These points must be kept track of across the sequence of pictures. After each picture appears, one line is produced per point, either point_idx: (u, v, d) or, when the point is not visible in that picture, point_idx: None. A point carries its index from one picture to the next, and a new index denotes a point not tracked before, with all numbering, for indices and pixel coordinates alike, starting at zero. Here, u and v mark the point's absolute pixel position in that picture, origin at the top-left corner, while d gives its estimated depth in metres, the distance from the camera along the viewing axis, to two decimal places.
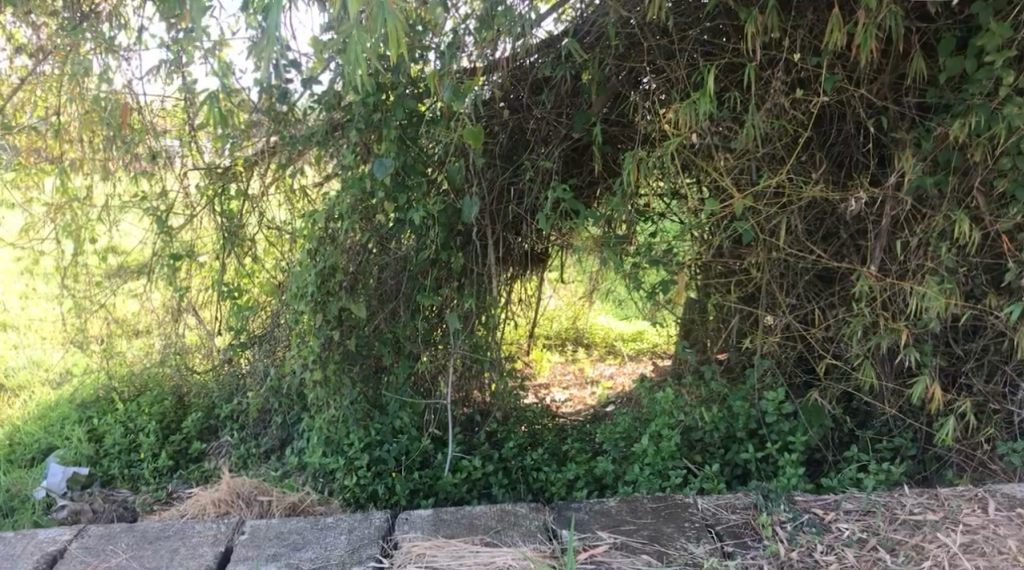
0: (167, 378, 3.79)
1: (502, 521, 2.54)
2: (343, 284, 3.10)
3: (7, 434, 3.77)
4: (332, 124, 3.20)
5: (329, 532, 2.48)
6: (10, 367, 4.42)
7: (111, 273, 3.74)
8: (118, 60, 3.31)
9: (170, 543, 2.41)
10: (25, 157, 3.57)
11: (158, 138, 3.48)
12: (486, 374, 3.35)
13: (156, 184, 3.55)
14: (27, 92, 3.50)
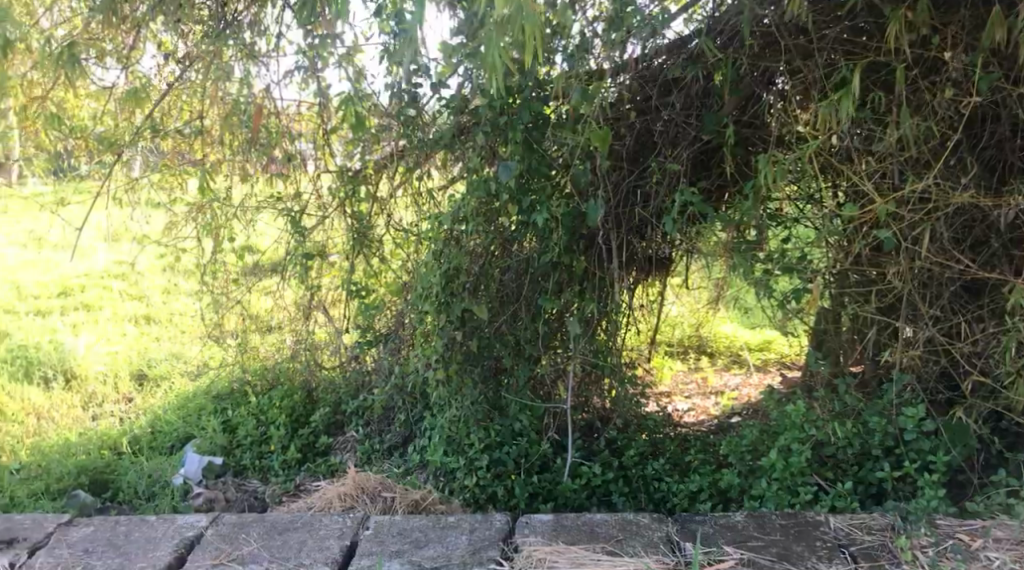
0: (297, 373, 3.94)
1: (624, 530, 2.49)
2: (466, 285, 3.12)
3: (150, 423, 3.98)
4: (460, 127, 3.21)
5: (450, 531, 2.50)
6: (153, 359, 4.74)
7: (247, 271, 3.88)
8: (258, 66, 3.43)
9: (298, 534, 2.47)
10: (171, 159, 3.76)
11: (293, 142, 3.60)
12: (607, 380, 3.31)
13: (290, 186, 3.68)
14: (174, 97, 3.63)
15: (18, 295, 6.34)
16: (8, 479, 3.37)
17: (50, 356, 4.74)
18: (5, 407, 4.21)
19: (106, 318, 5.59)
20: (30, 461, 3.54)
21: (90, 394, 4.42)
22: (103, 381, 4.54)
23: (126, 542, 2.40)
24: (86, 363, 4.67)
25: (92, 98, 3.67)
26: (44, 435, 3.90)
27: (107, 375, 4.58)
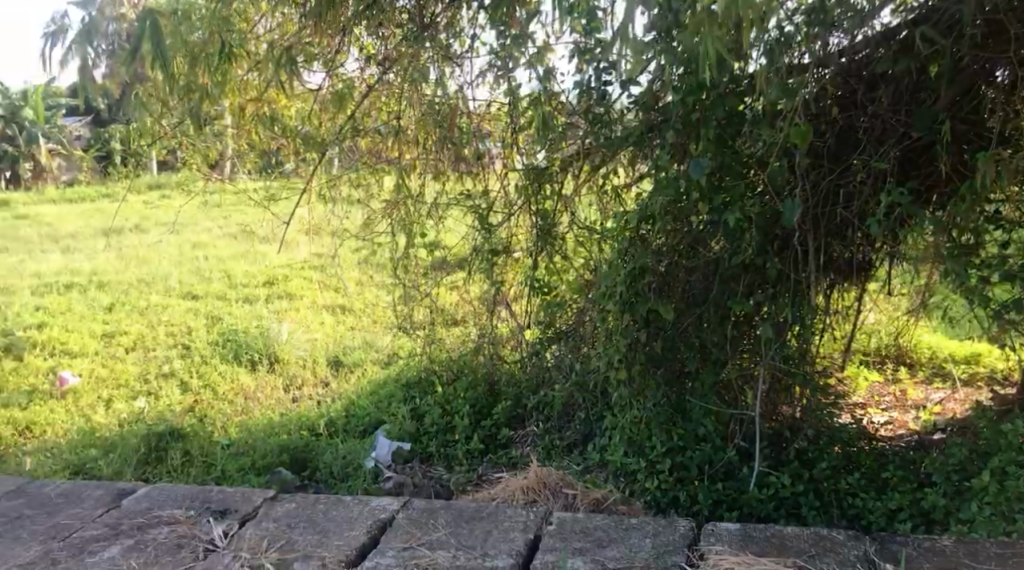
0: (480, 365, 4.00)
1: (817, 546, 2.38)
2: (653, 284, 3.04)
3: (344, 407, 4.20)
4: (649, 125, 3.14)
5: (634, 533, 2.47)
6: (348, 347, 5.05)
7: (436, 265, 3.99)
8: (452, 67, 3.53)
9: (483, 524, 2.52)
10: (369, 158, 3.93)
11: (481, 141, 3.67)
12: (797, 388, 3.18)
13: (479, 183, 3.76)
14: (374, 97, 3.80)
15: (230, 284, 6.86)
16: (219, 452, 3.64)
17: (257, 341, 5.10)
18: (217, 385, 4.55)
19: (308, 309, 6.01)
20: (238, 437, 3.79)
21: (291, 377, 4.71)
22: (303, 364, 4.87)
23: (325, 519, 2.53)
24: (288, 348, 5.04)
25: (300, 99, 3.89)
26: (250, 413, 4.19)
27: (306, 360, 4.93)
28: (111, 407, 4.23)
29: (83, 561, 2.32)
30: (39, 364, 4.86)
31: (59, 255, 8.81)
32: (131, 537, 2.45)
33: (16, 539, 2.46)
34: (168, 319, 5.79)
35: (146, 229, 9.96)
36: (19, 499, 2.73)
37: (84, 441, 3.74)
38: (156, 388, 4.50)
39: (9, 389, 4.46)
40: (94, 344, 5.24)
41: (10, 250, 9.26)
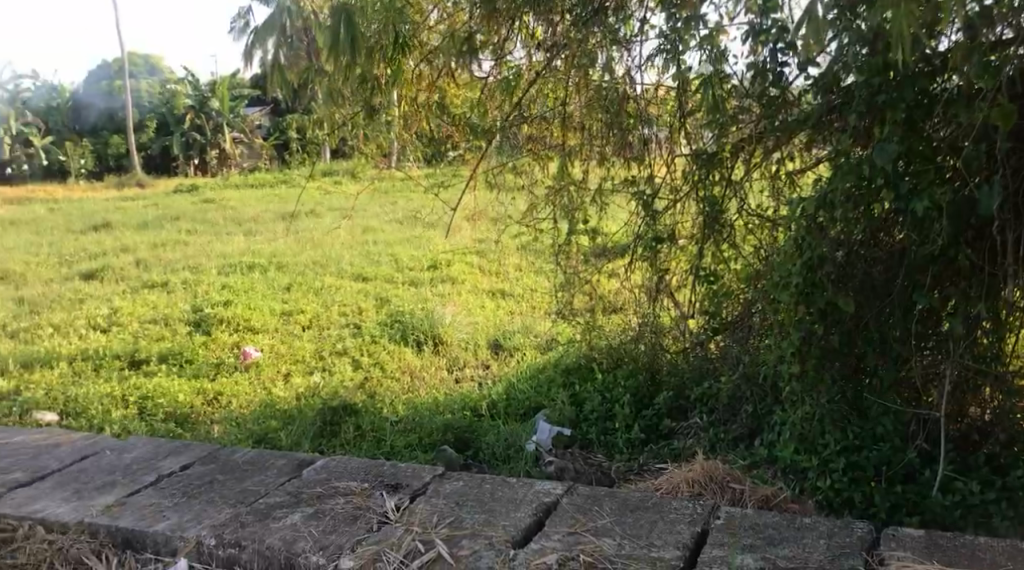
0: (641, 355, 3.96)
1: (1012, 560, 2.22)
2: (832, 275, 2.87)
3: (506, 390, 4.25)
4: (828, 107, 2.96)
5: (807, 533, 2.38)
6: (509, 332, 5.13)
7: (597, 253, 3.93)
8: (620, 51, 3.46)
9: (649, 515, 2.49)
10: (535, 145, 3.94)
11: (644, 126, 3.65)
12: (987, 388, 2.96)
13: (645, 168, 3.66)
14: (541, 85, 3.77)
15: (396, 267, 7.10)
16: (388, 428, 3.76)
17: (422, 323, 5.25)
18: (385, 364, 4.72)
19: (470, 293, 6.14)
20: (405, 414, 3.91)
21: (454, 358, 4.82)
22: (465, 346, 4.98)
23: (491, 500, 2.57)
24: (450, 330, 5.17)
25: (468, 88, 3.94)
26: (416, 392, 4.31)
27: (468, 342, 5.04)
28: (288, 382, 4.46)
29: (268, 526, 2.45)
30: (225, 338, 5.18)
31: (242, 237, 9.39)
32: (310, 506, 2.57)
33: (209, 501, 2.63)
34: (339, 300, 6.05)
35: (319, 214, 10.46)
36: (210, 464, 2.91)
37: (266, 413, 3.96)
38: (329, 365, 4.71)
39: (198, 361, 4.78)
40: (272, 322, 5.54)
41: (198, 232, 9.94)
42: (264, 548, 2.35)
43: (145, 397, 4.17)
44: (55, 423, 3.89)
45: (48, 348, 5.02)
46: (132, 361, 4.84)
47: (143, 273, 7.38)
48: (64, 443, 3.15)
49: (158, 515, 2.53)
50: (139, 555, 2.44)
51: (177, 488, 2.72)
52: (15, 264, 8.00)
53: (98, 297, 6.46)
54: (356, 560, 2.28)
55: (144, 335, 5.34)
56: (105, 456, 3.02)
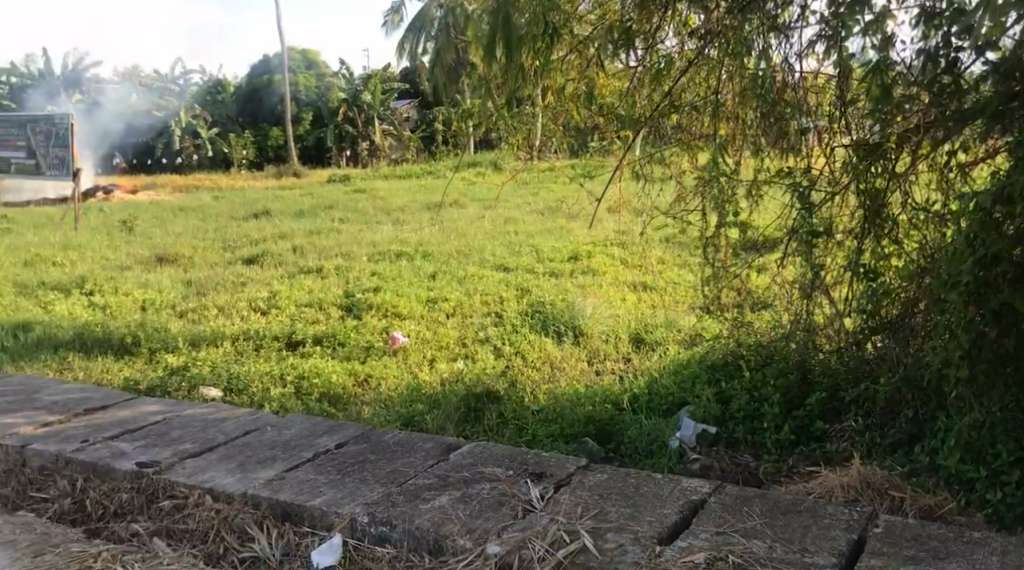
0: (792, 352, 3.77)
1: None
2: (1008, 274, 2.62)
3: (648, 385, 4.18)
4: (1010, 94, 2.74)
5: (977, 549, 2.23)
6: (652, 325, 5.08)
7: (748, 246, 3.80)
8: (779, 38, 3.32)
9: (802, 519, 2.40)
10: (687, 134, 3.86)
11: (800, 117, 3.51)
12: None
13: (802, 160, 3.54)
14: (694, 74, 3.70)
15: (538, 258, 7.14)
16: (530, 417, 3.78)
17: (563, 314, 5.27)
18: (527, 353, 4.75)
19: (612, 285, 6.10)
20: (548, 404, 3.92)
21: (596, 351, 4.79)
22: (607, 339, 4.95)
23: (635, 494, 2.55)
24: (591, 322, 5.15)
25: (618, 78, 3.89)
26: (557, 382, 4.31)
27: (610, 334, 5.01)
28: (434, 367, 4.56)
29: (418, 507, 2.51)
30: (375, 324, 5.35)
31: (390, 226, 9.68)
32: (458, 490, 2.62)
33: (362, 479, 2.72)
34: (483, 289, 6.14)
35: (463, 204, 10.66)
36: (363, 444, 3.02)
37: (413, 396, 4.07)
38: (473, 352, 4.80)
39: (350, 344, 4.97)
40: (419, 309, 5.68)
41: (349, 221, 10.31)
42: (413, 528, 2.41)
43: (301, 377, 4.37)
44: (220, 398, 4.11)
45: (214, 328, 5.33)
46: (289, 342, 5.06)
47: (299, 259, 7.72)
48: (230, 417, 3.34)
49: (315, 490, 2.64)
50: (297, 527, 2.54)
51: (332, 465, 2.83)
52: (184, 248, 8.53)
53: (258, 281, 6.80)
54: (502, 546, 2.29)
55: (301, 318, 5.58)
56: (267, 432, 3.17)
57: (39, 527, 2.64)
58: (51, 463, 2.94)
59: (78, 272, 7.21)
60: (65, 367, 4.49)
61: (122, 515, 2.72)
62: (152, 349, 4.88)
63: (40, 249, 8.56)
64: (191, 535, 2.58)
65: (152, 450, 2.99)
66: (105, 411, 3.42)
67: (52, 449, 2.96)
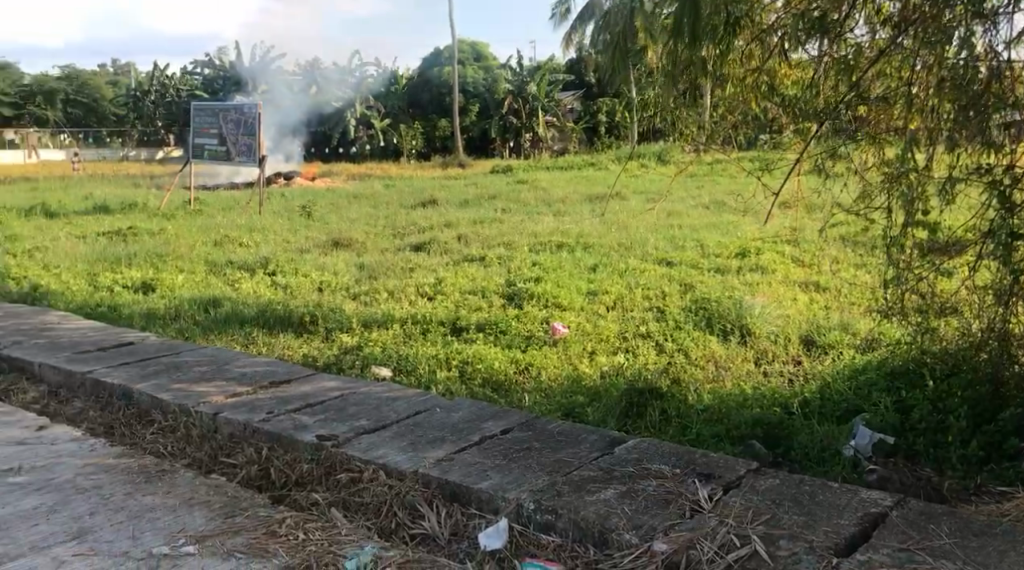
0: (983, 363, 3.54)
1: None
2: None
3: (819, 390, 4.00)
4: None
5: None
6: (824, 328, 4.87)
7: (940, 247, 3.54)
8: (984, 25, 3.04)
9: (997, 542, 2.24)
10: (872, 127, 3.58)
11: (1002, 111, 3.11)
12: None
13: (1003, 157, 3.21)
14: (885, 64, 3.41)
15: (703, 253, 7.00)
16: (695, 416, 3.69)
17: (730, 312, 5.13)
18: (690, 351, 4.65)
19: (782, 284, 5.89)
20: (713, 403, 3.82)
21: (763, 351, 4.64)
22: (775, 340, 4.78)
23: (811, 502, 2.45)
24: (759, 321, 4.99)
25: (801, 68, 3.69)
26: (722, 381, 4.19)
27: (779, 335, 4.84)
28: (595, 360, 4.55)
29: (583, 498, 2.52)
30: (537, 313, 5.39)
31: (553, 217, 9.75)
32: (624, 484, 2.60)
33: (528, 466, 2.75)
34: (645, 283, 6.07)
35: (627, 197, 10.62)
36: (528, 431, 3.05)
37: (575, 387, 4.07)
38: (634, 347, 4.75)
39: (513, 332, 5.03)
40: (581, 301, 5.68)
41: (512, 211, 10.45)
42: (579, 519, 2.42)
43: (466, 362, 4.46)
44: (390, 377, 4.26)
45: (384, 311, 5.53)
46: (453, 328, 5.18)
47: (463, 247, 7.90)
48: (401, 397, 3.46)
49: (482, 474, 2.69)
50: (465, 509, 2.60)
51: (499, 450, 2.88)
52: (356, 233, 8.90)
53: (425, 268, 6.99)
54: (669, 544, 2.27)
55: (465, 304, 5.71)
56: (436, 413, 3.26)
57: (230, 491, 2.82)
58: (240, 431, 3.14)
59: (261, 253, 7.66)
60: (250, 342, 4.77)
61: (302, 484, 2.86)
62: (328, 329, 5.11)
63: (228, 230, 9.14)
64: (366, 508, 2.68)
65: (330, 424, 3.13)
66: (287, 385, 3.62)
67: (242, 418, 3.16)
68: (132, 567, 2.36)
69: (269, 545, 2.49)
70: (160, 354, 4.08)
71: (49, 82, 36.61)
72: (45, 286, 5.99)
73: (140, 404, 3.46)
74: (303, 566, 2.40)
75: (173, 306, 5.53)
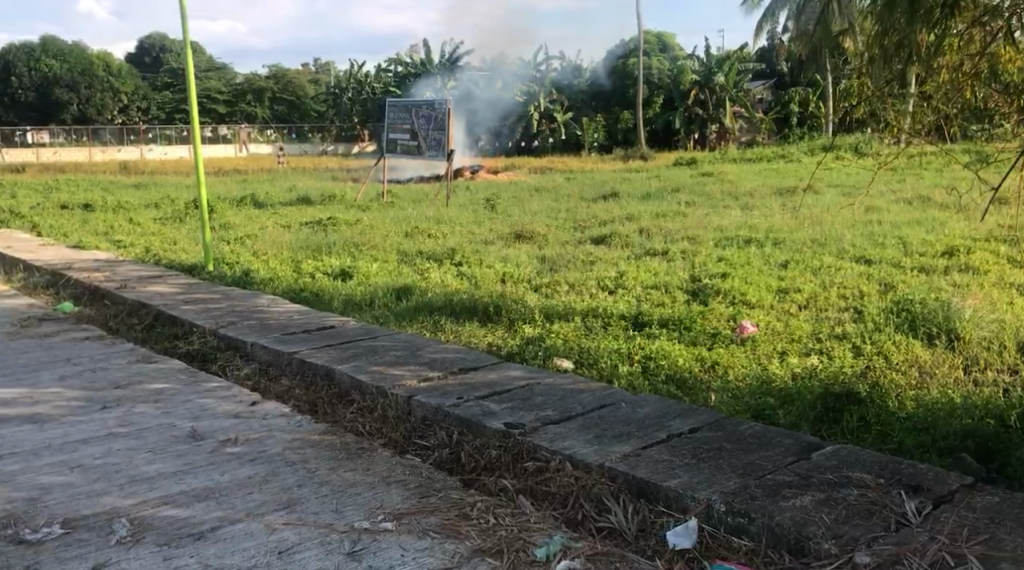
0: None
1: None
2: None
3: None
4: None
5: None
6: None
7: None
8: None
9: None
10: None
11: None
12: None
13: None
14: None
15: (905, 251, 6.58)
16: (898, 424, 3.47)
17: (936, 315, 4.80)
18: (890, 354, 4.39)
19: (996, 287, 5.45)
20: (918, 412, 3.59)
21: (974, 358, 4.31)
22: (988, 346, 4.43)
23: None
24: (970, 325, 4.64)
25: None
26: (926, 388, 3.93)
27: (992, 341, 4.47)
28: (785, 361, 4.38)
29: (778, 503, 2.43)
30: (723, 310, 5.25)
31: (740, 211, 9.48)
32: (822, 491, 2.49)
33: (718, 467, 2.68)
34: (841, 282, 5.78)
35: (820, 191, 10.17)
36: (718, 431, 2.98)
37: (764, 389, 3.93)
38: (828, 349, 4.53)
39: (699, 329, 4.93)
40: (770, 299, 5.49)
41: (698, 204, 10.25)
42: (774, 525, 2.34)
43: (649, 357, 4.41)
44: (572, 369, 4.28)
45: (566, 303, 5.57)
46: (635, 322, 5.13)
47: (646, 241, 7.82)
48: (587, 390, 3.46)
49: (670, 472, 2.65)
50: (652, 505, 2.57)
51: (688, 449, 2.82)
52: (539, 226, 9.00)
53: (607, 261, 6.97)
54: (873, 557, 2.18)
55: (648, 299, 5.65)
56: (621, 408, 3.24)
57: (424, 472, 2.92)
58: (431, 414, 3.25)
59: (449, 244, 7.90)
60: (439, 330, 4.92)
61: (490, 469, 2.93)
62: (511, 319, 5.19)
63: (417, 221, 9.47)
64: (552, 498, 2.71)
65: (518, 412, 3.18)
66: (475, 372, 3.70)
67: (433, 402, 3.27)
68: (336, 539, 2.49)
69: (462, 527, 2.56)
70: (358, 338, 4.28)
71: (257, 81, 39.28)
72: (254, 271, 6.44)
73: (341, 385, 3.66)
74: (494, 550, 2.45)
75: (368, 293, 5.80)
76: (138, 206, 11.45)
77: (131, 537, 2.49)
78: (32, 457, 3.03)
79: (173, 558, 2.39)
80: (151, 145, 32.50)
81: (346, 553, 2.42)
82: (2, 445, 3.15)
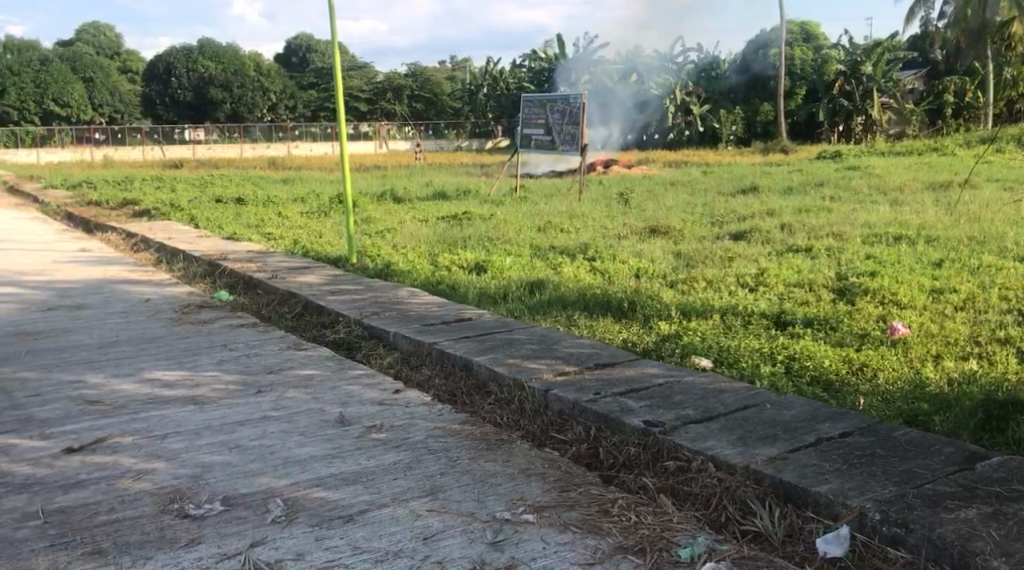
0: None
1: None
2: None
3: None
4: None
5: None
6: None
7: None
8: None
9: None
10: None
11: None
12: None
13: None
14: None
15: None
16: None
17: None
18: None
19: None
20: None
21: None
22: None
23: None
24: None
25: None
26: None
27: None
28: (941, 364, 4.14)
29: (939, 515, 2.30)
30: (872, 310, 5.02)
31: (889, 206, 9.07)
32: (988, 505, 2.34)
33: (872, 474, 2.56)
34: (1002, 282, 5.43)
35: (980, 185, 9.60)
36: (871, 437, 2.84)
37: (917, 393, 3.73)
38: (989, 354, 4.25)
39: (846, 329, 4.73)
40: (923, 299, 5.21)
41: (843, 199, 9.87)
42: (934, 537, 2.22)
43: (792, 357, 4.26)
44: (711, 368, 4.18)
45: (704, 300, 5.45)
46: (777, 322, 4.97)
47: (787, 237, 7.58)
48: (728, 390, 3.38)
49: (821, 477, 2.55)
50: (801, 511, 2.48)
51: (838, 454, 2.71)
52: (675, 221, 8.86)
53: (746, 257, 6.79)
54: None
55: (790, 297, 5.47)
56: (766, 410, 3.14)
57: (563, 466, 2.92)
58: (569, 409, 3.25)
59: (583, 239, 7.89)
60: (574, 325, 4.91)
61: (629, 466, 2.89)
62: (647, 316, 5.13)
63: (551, 216, 9.48)
64: (694, 498, 2.65)
65: (657, 410, 3.13)
66: (613, 369, 3.67)
67: (571, 397, 3.27)
68: (479, 528, 2.52)
69: (603, 523, 2.54)
70: (495, 330, 4.33)
71: (397, 79, 40.38)
72: (394, 264, 6.61)
73: (480, 376, 3.70)
74: (636, 548, 2.42)
75: (503, 286, 5.86)
76: (284, 199, 11.97)
77: (285, 517, 2.60)
78: (194, 437, 3.20)
79: (325, 539, 2.48)
80: (297, 142, 33.93)
81: (489, 542, 2.45)
82: (167, 424, 3.34)
